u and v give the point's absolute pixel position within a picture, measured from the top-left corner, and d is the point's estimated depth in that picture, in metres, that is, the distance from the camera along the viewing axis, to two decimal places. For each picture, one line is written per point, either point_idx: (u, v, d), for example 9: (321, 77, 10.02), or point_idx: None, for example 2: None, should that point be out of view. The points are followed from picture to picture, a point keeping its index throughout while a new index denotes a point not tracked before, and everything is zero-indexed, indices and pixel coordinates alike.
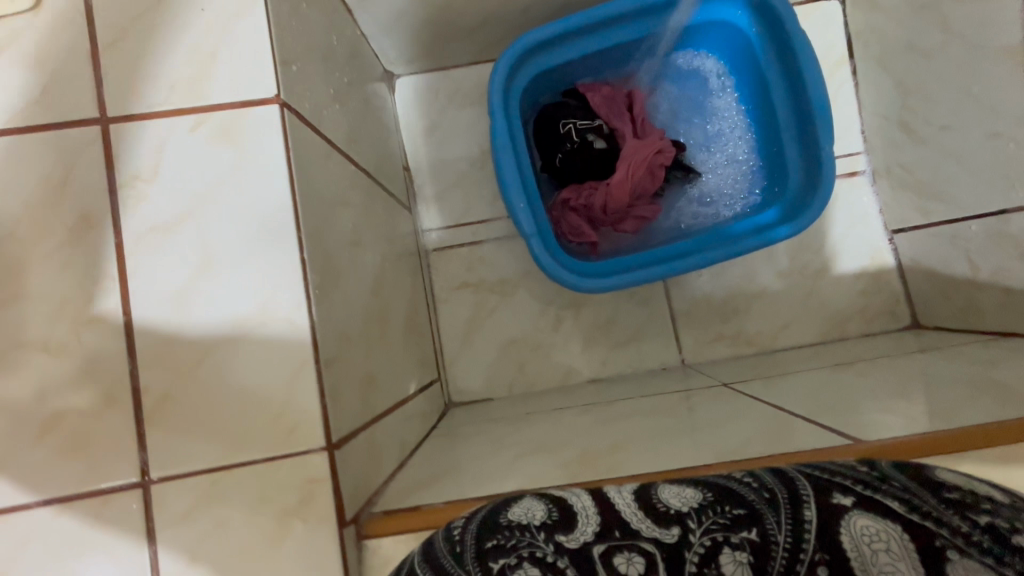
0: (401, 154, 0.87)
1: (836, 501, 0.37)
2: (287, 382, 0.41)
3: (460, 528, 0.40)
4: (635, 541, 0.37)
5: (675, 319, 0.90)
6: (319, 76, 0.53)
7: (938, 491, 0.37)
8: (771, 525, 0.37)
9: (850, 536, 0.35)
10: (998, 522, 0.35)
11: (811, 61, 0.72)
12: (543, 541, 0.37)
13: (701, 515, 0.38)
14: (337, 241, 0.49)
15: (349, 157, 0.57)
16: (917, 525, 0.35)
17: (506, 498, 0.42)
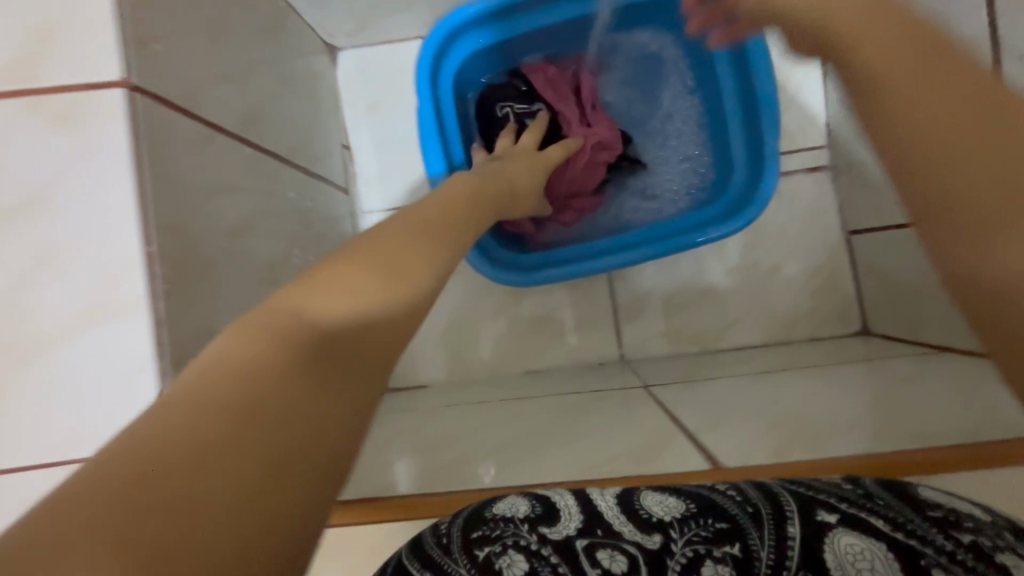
0: (339, 132, 0.84)
1: (820, 518, 0.36)
2: (125, 380, 0.39)
3: (449, 522, 0.42)
4: (619, 541, 0.37)
5: (617, 313, 0.87)
6: (207, 53, 0.51)
7: (922, 509, 0.35)
8: (755, 540, 0.36)
9: (834, 554, 0.34)
10: (981, 540, 0.32)
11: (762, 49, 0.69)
12: (527, 531, 0.39)
13: (685, 526, 0.37)
14: (211, 230, 0.48)
15: (244, 140, 0.55)
16: (903, 545, 0.33)
17: (491, 498, 0.43)
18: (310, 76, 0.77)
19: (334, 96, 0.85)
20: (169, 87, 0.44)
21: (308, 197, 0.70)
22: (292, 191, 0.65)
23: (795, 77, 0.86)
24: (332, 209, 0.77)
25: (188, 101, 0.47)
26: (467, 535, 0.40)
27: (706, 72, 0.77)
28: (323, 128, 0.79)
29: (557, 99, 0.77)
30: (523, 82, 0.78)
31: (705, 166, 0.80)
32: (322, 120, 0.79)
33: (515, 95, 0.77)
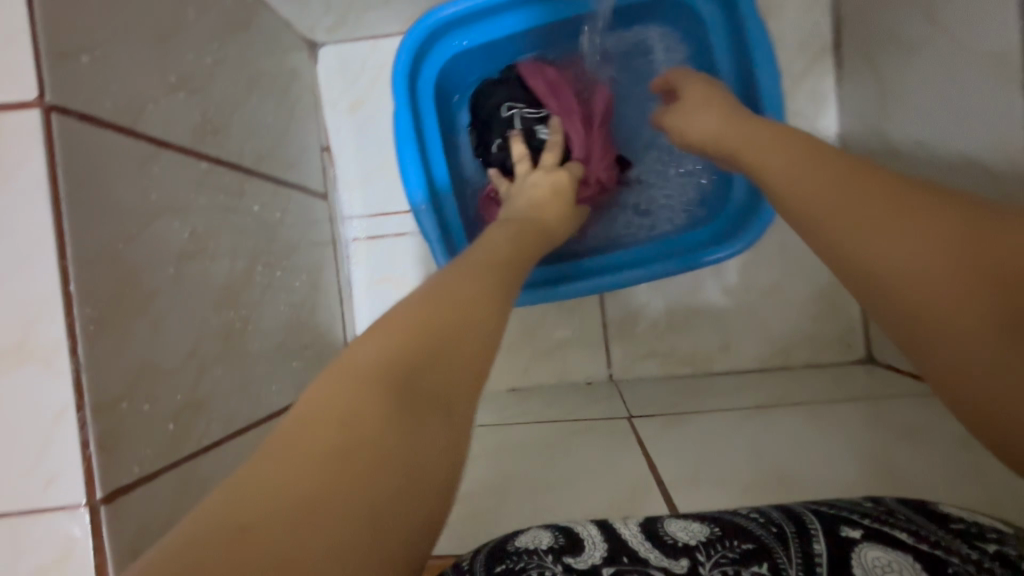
0: (318, 133, 0.80)
1: (846, 534, 0.36)
2: (45, 431, 0.36)
3: (469, 559, 0.39)
4: (646, 567, 0.36)
5: (607, 331, 0.83)
6: (155, 61, 0.47)
7: (945, 522, 0.36)
8: (782, 559, 0.35)
9: (863, 567, 0.34)
10: (1006, 549, 0.34)
11: (767, 59, 0.66)
12: (552, 561, 0.37)
13: (711, 549, 0.37)
14: (152, 258, 0.44)
15: (200, 153, 0.51)
16: (929, 555, 0.34)
17: (510, 533, 0.42)
18: (285, 75, 0.72)
19: (314, 94, 0.81)
20: (101, 104, 0.40)
21: (278, 208, 0.66)
22: (258, 204, 0.61)
23: (806, 85, 0.80)
24: (307, 217, 0.73)
25: (126, 118, 0.43)
26: (489, 569, 0.37)
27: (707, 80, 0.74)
28: (299, 130, 0.74)
29: (565, 108, 0.74)
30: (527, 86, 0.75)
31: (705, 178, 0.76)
32: (299, 121, 0.75)
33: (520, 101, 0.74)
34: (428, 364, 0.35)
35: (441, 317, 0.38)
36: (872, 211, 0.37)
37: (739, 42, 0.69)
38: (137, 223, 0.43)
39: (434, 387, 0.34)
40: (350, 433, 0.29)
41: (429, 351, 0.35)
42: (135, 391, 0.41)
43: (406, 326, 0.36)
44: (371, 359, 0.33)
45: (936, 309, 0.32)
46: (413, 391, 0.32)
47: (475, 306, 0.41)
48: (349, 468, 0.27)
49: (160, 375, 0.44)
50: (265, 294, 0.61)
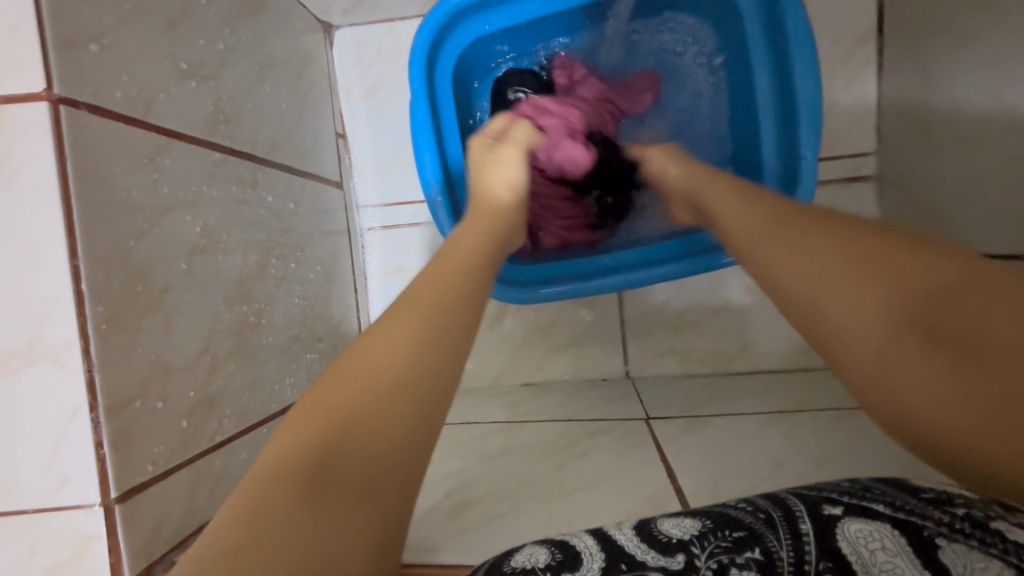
0: (333, 119, 0.78)
1: (827, 512, 0.35)
2: (58, 431, 0.36)
3: None
4: (644, 572, 0.35)
5: (624, 327, 0.81)
6: (167, 48, 0.45)
7: (916, 493, 0.35)
8: (773, 543, 0.34)
9: (846, 541, 0.33)
10: (974, 511, 0.32)
11: (805, 32, 0.60)
12: None
13: (705, 541, 0.36)
14: (165, 253, 0.43)
15: (212, 144, 0.50)
16: (904, 522, 0.33)
17: (507, 549, 0.40)
18: (300, 59, 0.70)
19: (329, 79, 0.79)
20: (111, 95, 0.39)
21: (292, 198, 0.65)
22: (271, 194, 0.60)
23: (843, 74, 0.76)
24: (321, 206, 0.72)
25: (137, 109, 0.42)
26: None
27: (742, 66, 0.69)
28: (314, 117, 0.73)
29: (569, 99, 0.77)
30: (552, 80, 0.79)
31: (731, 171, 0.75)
32: (314, 107, 0.73)
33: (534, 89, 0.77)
34: (373, 408, 0.30)
35: (407, 342, 0.34)
36: (811, 253, 0.38)
37: (774, 21, 0.64)
38: (147, 218, 0.42)
39: (379, 431, 0.30)
40: (265, 500, 0.26)
41: (381, 390, 0.31)
42: (147, 389, 0.40)
43: (358, 361, 0.33)
44: (320, 402, 0.31)
45: (873, 356, 0.33)
46: (345, 443, 0.29)
47: (445, 329, 0.36)
48: (250, 544, 0.25)
49: (173, 373, 0.43)
50: (278, 287, 0.60)
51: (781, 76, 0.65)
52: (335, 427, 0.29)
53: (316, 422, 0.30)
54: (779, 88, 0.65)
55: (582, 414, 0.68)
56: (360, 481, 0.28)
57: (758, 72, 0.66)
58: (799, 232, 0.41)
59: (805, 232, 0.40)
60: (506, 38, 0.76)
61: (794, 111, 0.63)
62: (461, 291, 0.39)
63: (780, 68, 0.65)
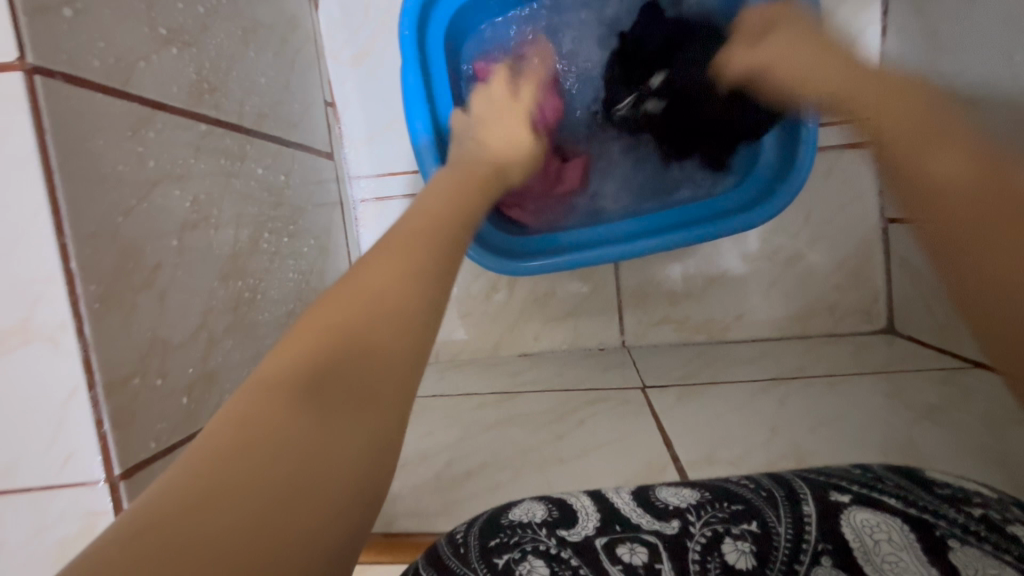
0: (322, 87, 0.76)
1: (834, 498, 0.37)
2: (59, 411, 0.36)
3: (465, 529, 0.40)
4: (637, 534, 0.37)
5: (621, 297, 0.82)
6: (146, 12, 0.43)
7: (931, 488, 0.36)
8: (771, 518, 0.36)
9: (851, 528, 0.35)
10: (991, 513, 0.33)
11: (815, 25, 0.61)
12: (546, 536, 0.37)
13: (701, 510, 0.38)
14: (155, 230, 0.42)
15: (195, 115, 0.48)
16: (916, 518, 0.34)
17: (504, 504, 0.42)
18: (285, 22, 0.67)
19: (315, 43, 0.76)
20: (89, 63, 0.37)
21: (282, 169, 0.63)
22: (260, 167, 0.58)
23: None
24: (312, 177, 0.70)
25: (118, 78, 0.40)
26: (484, 544, 0.37)
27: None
28: (302, 84, 0.70)
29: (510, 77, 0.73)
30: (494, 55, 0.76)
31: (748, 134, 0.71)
32: (300, 73, 0.70)
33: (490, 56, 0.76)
34: (354, 342, 0.29)
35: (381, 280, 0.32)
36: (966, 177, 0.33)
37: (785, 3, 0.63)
38: (135, 193, 0.40)
39: (364, 367, 0.28)
40: (238, 435, 0.24)
41: (364, 326, 0.29)
42: (146, 366, 0.40)
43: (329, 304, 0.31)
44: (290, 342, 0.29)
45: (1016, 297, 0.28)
46: (322, 369, 0.27)
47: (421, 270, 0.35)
48: (223, 480, 0.22)
49: (171, 350, 0.43)
50: (273, 262, 0.59)
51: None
52: (316, 364, 0.27)
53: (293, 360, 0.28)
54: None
55: (580, 383, 0.68)
56: (349, 412, 0.26)
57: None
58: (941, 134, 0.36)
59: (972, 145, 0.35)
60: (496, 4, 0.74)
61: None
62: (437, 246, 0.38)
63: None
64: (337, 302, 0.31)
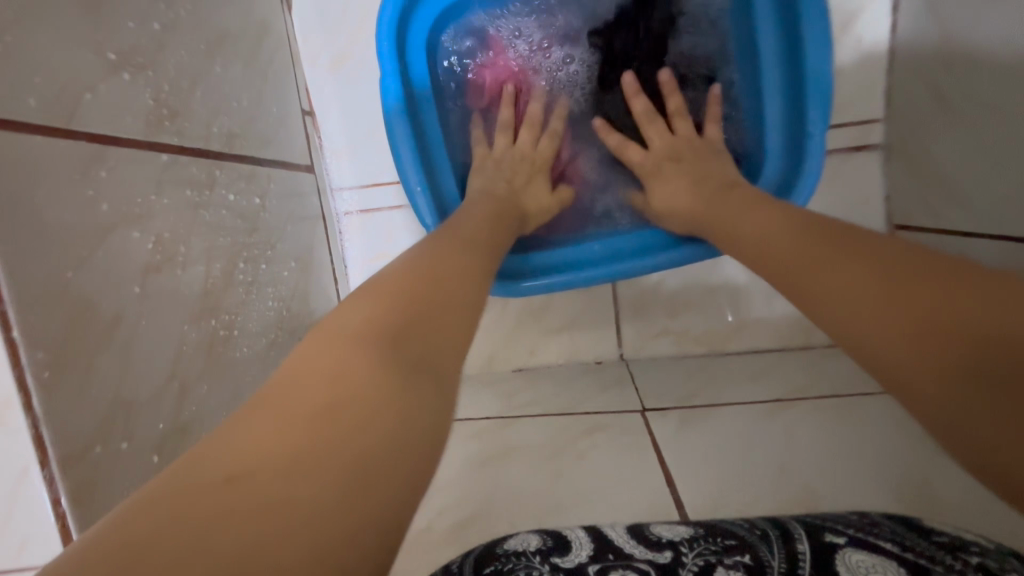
0: (298, 95, 0.71)
1: (830, 540, 0.36)
2: (9, 492, 0.33)
3: (460, 562, 0.41)
4: (631, 562, 0.37)
5: (618, 308, 0.79)
6: (90, 36, 0.39)
7: (929, 536, 0.36)
8: (765, 553, 0.36)
9: (845, 565, 0.34)
10: (988, 561, 0.32)
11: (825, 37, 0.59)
12: (538, 563, 0.38)
13: (694, 543, 0.38)
14: (112, 280, 0.39)
15: (153, 146, 0.44)
16: (913, 562, 0.33)
17: (502, 539, 0.43)
18: (255, 28, 0.63)
19: (289, 48, 0.71)
20: (22, 101, 0.33)
21: (257, 192, 0.59)
22: (232, 192, 0.54)
23: (852, 33, 0.70)
24: (291, 195, 0.66)
25: (59, 115, 0.36)
26: (479, 570, 0.39)
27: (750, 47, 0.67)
28: (276, 96, 0.66)
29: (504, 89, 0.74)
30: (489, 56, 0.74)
31: (745, 147, 0.70)
32: (274, 84, 0.66)
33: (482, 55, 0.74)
34: (405, 367, 0.33)
35: (413, 330, 0.36)
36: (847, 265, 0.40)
37: (788, 13, 0.62)
38: (85, 243, 0.37)
39: (409, 390, 0.31)
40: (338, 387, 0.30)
41: (409, 356, 0.34)
42: (108, 432, 0.37)
43: (368, 328, 0.34)
44: (335, 351, 0.32)
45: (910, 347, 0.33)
46: (374, 379, 0.31)
47: (445, 319, 0.40)
48: (324, 425, 0.27)
49: (137, 409, 0.40)
50: (250, 293, 0.56)
51: (791, 65, 0.63)
52: (368, 374, 0.31)
53: (345, 368, 0.31)
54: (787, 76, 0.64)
55: (577, 405, 0.65)
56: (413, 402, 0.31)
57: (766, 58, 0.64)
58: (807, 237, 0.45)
59: (827, 235, 0.43)
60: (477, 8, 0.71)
61: (801, 97, 0.63)
62: (454, 303, 0.42)
63: (790, 54, 0.63)
64: (401, 304, 0.38)
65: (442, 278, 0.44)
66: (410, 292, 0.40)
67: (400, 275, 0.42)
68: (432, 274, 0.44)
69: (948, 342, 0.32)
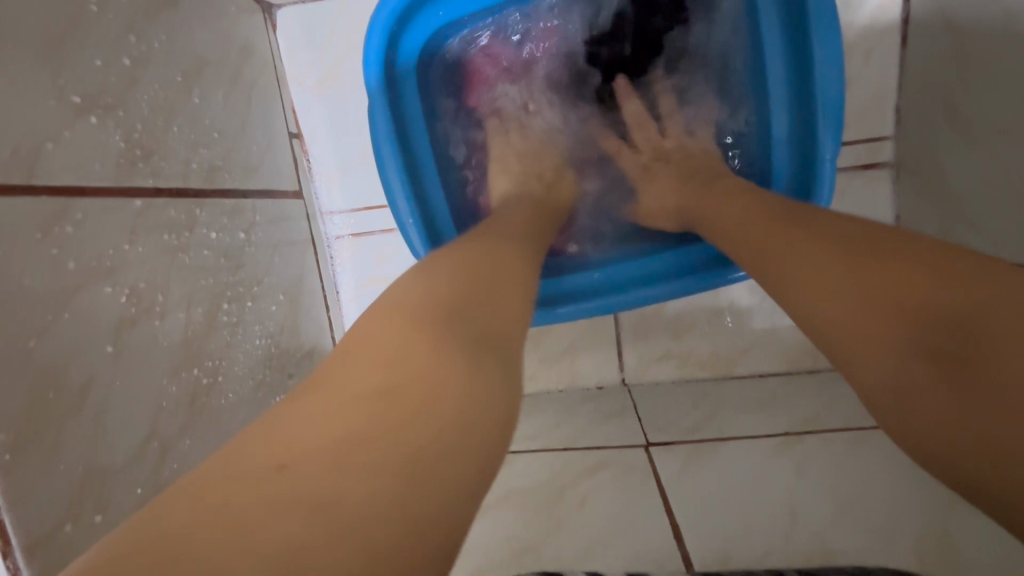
0: (285, 119, 0.69)
1: None
2: None
3: None
4: None
5: (619, 332, 0.77)
6: (53, 82, 0.36)
7: None
8: None
9: None
10: None
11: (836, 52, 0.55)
12: None
13: None
14: (81, 343, 0.36)
15: (125, 192, 0.41)
16: None
17: None
18: (236, 52, 0.60)
19: (275, 69, 0.68)
20: None
21: (242, 226, 0.56)
22: (214, 230, 0.51)
23: (860, 47, 0.67)
24: (278, 224, 0.64)
25: (18, 171, 0.33)
26: None
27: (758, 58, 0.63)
28: (261, 122, 0.63)
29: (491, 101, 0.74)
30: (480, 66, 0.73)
31: (752, 162, 0.67)
32: (259, 109, 0.63)
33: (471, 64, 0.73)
34: (457, 365, 0.31)
35: (467, 330, 0.34)
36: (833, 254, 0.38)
37: (796, 25, 0.57)
38: (48, 307, 0.34)
39: (463, 394, 0.30)
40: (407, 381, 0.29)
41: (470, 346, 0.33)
42: (79, 508, 0.35)
43: (421, 324, 0.33)
44: (388, 346, 0.31)
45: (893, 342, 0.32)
46: (425, 379, 0.30)
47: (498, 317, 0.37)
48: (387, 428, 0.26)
49: (111, 477, 0.37)
50: (235, 334, 0.53)
51: (801, 80, 0.59)
52: (421, 373, 0.30)
53: (397, 364, 0.30)
54: (796, 92, 0.60)
55: (578, 438, 0.63)
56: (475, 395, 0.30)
57: (772, 72, 0.60)
58: (777, 226, 0.44)
59: (804, 222, 0.42)
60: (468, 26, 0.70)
61: (811, 115, 0.59)
62: (507, 302, 0.39)
63: (799, 67, 0.59)
64: (461, 293, 0.37)
65: (502, 265, 0.43)
66: (474, 282, 0.39)
67: (447, 271, 0.40)
68: (497, 263, 0.43)
69: (925, 325, 0.31)
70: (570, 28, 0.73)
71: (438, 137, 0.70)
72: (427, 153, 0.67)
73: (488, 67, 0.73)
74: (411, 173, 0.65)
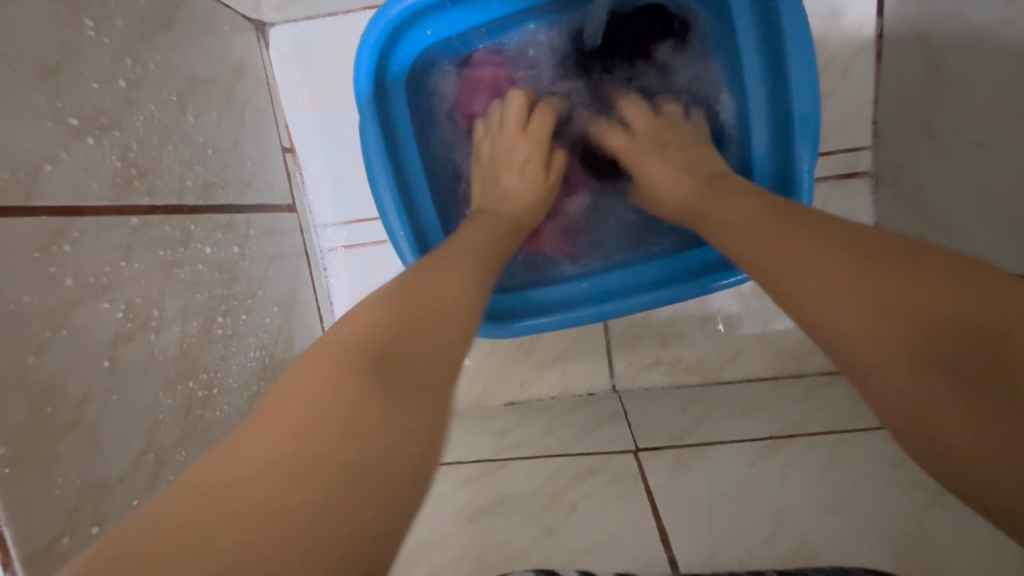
0: (279, 134, 0.70)
1: None
2: None
3: None
4: None
5: (610, 340, 0.78)
6: (51, 106, 0.37)
7: None
8: None
9: None
10: None
11: (809, 68, 0.57)
12: None
13: None
14: (79, 359, 0.37)
15: (121, 210, 0.42)
16: None
17: None
18: (229, 71, 0.61)
19: (268, 86, 0.69)
20: None
21: (235, 240, 0.57)
22: (208, 245, 0.52)
23: (839, 61, 0.69)
24: (272, 238, 0.65)
25: (18, 193, 0.34)
26: None
27: (738, 75, 0.65)
28: (254, 137, 0.64)
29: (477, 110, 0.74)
30: (467, 75, 0.74)
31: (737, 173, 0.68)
32: (253, 126, 0.64)
33: (458, 74, 0.74)
34: (403, 383, 0.33)
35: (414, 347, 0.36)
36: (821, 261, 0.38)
37: (771, 44, 0.60)
38: (47, 324, 0.35)
39: (404, 414, 0.31)
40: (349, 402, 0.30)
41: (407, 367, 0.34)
42: (77, 519, 0.36)
43: (372, 340, 0.35)
44: (343, 370, 0.32)
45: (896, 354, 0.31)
46: (381, 394, 0.31)
47: (446, 333, 0.39)
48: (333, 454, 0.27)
49: (108, 490, 0.38)
50: (229, 346, 0.54)
51: (779, 96, 0.61)
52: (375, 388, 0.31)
53: (343, 380, 0.31)
54: (775, 106, 0.62)
55: (569, 445, 0.64)
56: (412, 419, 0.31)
57: (751, 88, 0.62)
58: (780, 215, 0.44)
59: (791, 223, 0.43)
60: (457, 42, 0.72)
61: (789, 129, 0.60)
62: (452, 317, 0.41)
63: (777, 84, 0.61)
64: (412, 313, 0.38)
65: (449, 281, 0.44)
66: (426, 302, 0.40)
67: (400, 287, 0.41)
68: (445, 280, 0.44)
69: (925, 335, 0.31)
70: (556, 46, 0.74)
71: (427, 150, 0.72)
72: (417, 168, 0.68)
73: (476, 83, 0.73)
74: (402, 188, 0.67)
